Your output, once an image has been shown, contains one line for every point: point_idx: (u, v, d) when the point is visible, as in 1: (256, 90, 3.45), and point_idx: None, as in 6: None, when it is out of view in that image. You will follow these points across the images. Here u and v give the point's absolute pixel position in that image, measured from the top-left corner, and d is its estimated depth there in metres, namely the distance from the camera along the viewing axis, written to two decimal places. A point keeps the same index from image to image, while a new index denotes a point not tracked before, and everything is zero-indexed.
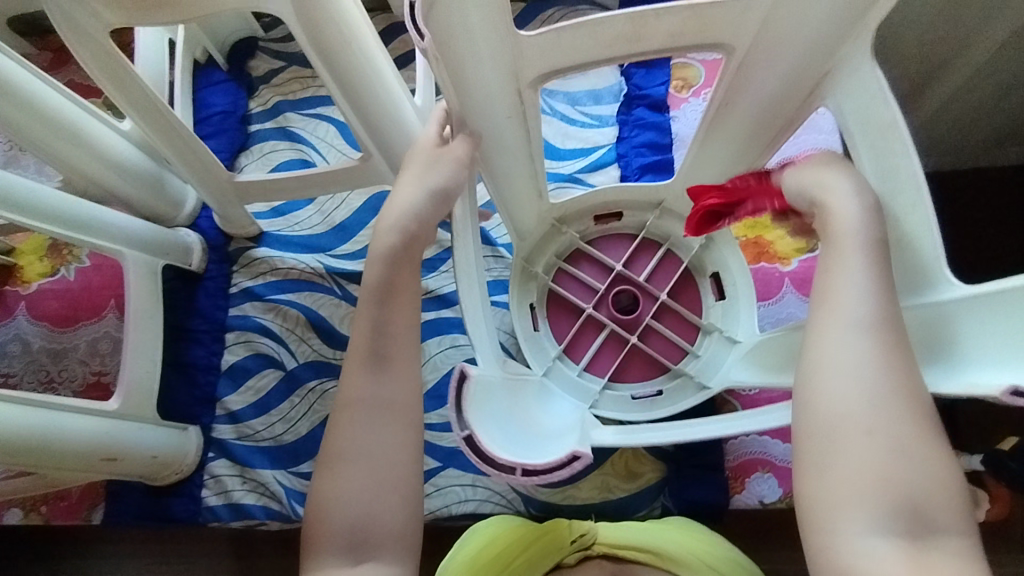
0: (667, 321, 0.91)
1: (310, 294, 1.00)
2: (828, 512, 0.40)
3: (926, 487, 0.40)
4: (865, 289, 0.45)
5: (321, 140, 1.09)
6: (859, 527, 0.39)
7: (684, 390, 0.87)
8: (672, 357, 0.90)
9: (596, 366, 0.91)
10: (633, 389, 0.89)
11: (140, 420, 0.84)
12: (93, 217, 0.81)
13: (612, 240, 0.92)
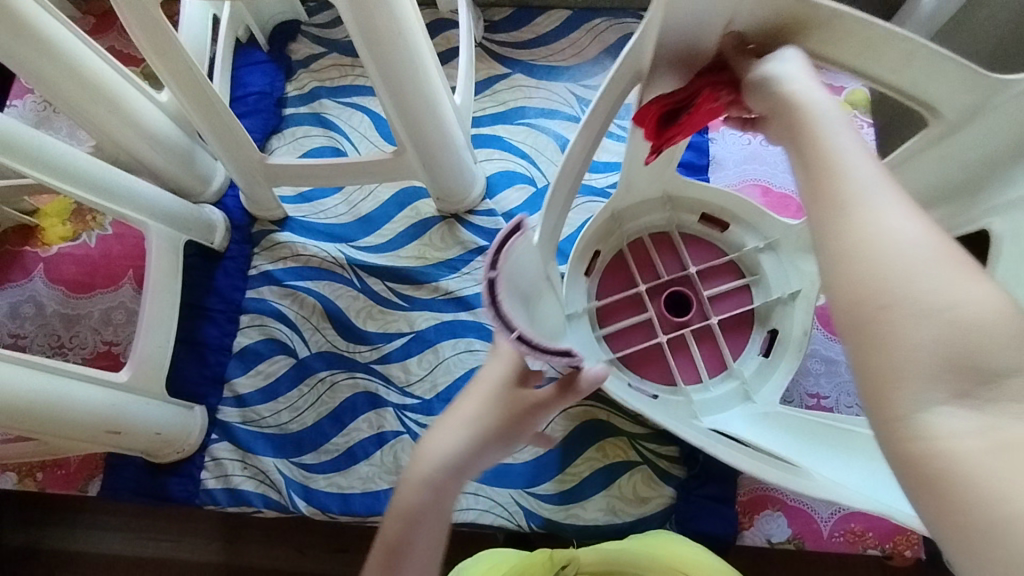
0: (715, 279, 0.90)
1: (330, 284, 0.98)
2: (887, 390, 0.33)
3: (985, 327, 0.32)
4: (853, 141, 0.40)
5: (355, 130, 1.08)
6: (930, 398, 0.32)
7: (782, 352, 0.85)
8: (755, 330, 0.88)
9: (715, 369, 0.87)
10: (750, 353, 0.87)
11: (148, 394, 0.83)
12: (121, 185, 0.80)
13: (609, 276, 0.90)
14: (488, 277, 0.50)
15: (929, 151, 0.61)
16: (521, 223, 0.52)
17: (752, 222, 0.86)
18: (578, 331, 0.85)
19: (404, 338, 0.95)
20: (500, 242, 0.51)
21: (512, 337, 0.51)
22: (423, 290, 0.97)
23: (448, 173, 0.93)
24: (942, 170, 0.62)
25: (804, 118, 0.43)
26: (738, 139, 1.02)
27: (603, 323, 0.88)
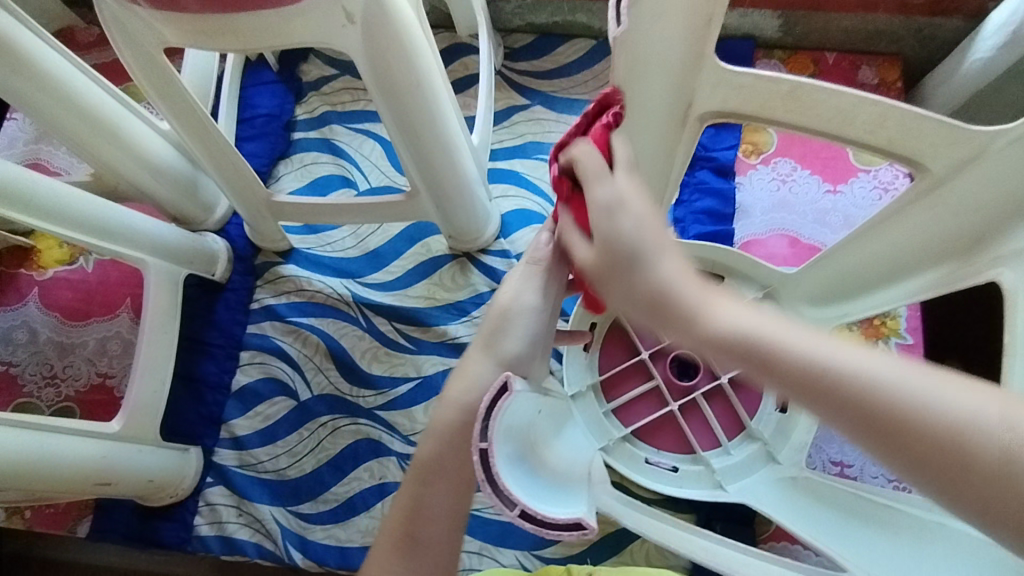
0: None
1: (334, 322, 0.94)
2: None
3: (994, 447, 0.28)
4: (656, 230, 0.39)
5: (365, 158, 1.04)
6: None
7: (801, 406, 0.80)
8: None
9: (730, 429, 0.83)
10: (767, 407, 0.83)
11: (141, 441, 0.80)
12: (118, 223, 0.76)
13: (611, 346, 0.88)
14: (478, 448, 0.42)
15: (921, 203, 0.60)
16: (509, 383, 0.43)
17: (747, 274, 0.84)
18: (584, 407, 0.84)
19: (410, 383, 0.92)
20: (487, 406, 0.43)
21: (515, 513, 0.42)
22: (430, 333, 0.93)
23: (461, 214, 0.88)
24: (935, 224, 0.60)
25: (762, 344, 0.33)
26: (766, 184, 0.98)
27: (610, 397, 0.86)
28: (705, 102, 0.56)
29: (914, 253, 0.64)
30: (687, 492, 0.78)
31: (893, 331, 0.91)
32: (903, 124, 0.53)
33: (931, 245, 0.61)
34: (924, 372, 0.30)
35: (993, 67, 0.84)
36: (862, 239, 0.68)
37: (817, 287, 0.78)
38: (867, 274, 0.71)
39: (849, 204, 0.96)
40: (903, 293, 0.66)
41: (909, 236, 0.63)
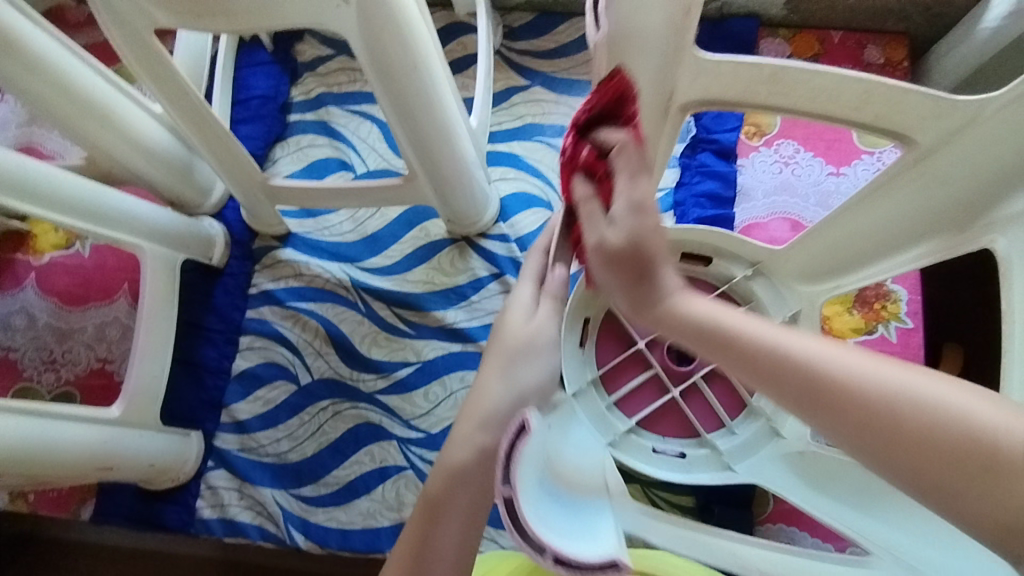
0: None
1: (333, 306, 0.94)
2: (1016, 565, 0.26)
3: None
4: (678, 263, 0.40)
5: (362, 140, 1.02)
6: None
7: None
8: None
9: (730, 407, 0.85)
10: None
11: (143, 426, 0.80)
12: (113, 208, 0.76)
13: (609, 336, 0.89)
14: (504, 497, 0.42)
15: (907, 175, 0.60)
16: (527, 423, 0.43)
17: (735, 253, 0.86)
18: (585, 404, 0.83)
19: (410, 367, 0.91)
20: (507, 449, 0.43)
21: (549, 558, 0.41)
22: (429, 318, 0.93)
23: (460, 198, 0.88)
24: (922, 197, 0.60)
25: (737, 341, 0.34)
26: (769, 167, 0.97)
27: (609, 389, 0.86)
28: (707, 85, 0.55)
29: (900, 227, 0.64)
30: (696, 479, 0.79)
31: (894, 315, 0.91)
32: (890, 98, 0.54)
33: (917, 218, 0.62)
34: (908, 366, 0.30)
35: (1003, 34, 0.82)
36: (850, 213, 0.69)
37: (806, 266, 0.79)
38: (856, 254, 0.71)
39: (852, 186, 0.95)
40: (892, 265, 0.67)
41: (896, 209, 0.63)
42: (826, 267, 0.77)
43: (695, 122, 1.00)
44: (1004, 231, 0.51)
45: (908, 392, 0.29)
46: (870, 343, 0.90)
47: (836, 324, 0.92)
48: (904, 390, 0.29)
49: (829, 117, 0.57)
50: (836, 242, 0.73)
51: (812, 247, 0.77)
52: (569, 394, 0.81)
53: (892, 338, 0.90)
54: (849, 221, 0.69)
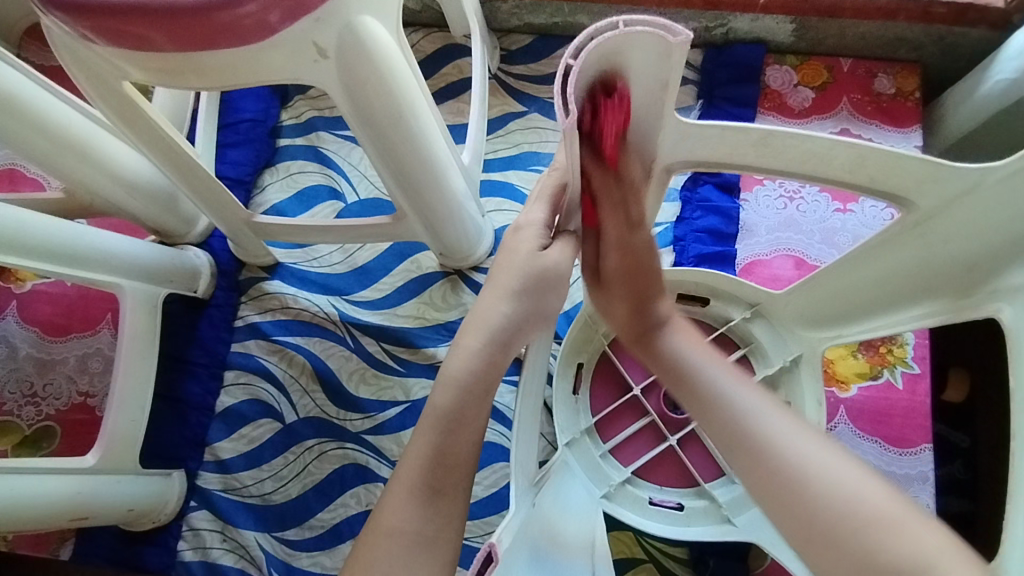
0: None
1: (320, 341, 0.92)
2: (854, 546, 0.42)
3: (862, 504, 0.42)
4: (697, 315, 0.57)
5: (354, 168, 0.99)
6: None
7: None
8: None
9: None
10: None
11: (120, 471, 0.78)
12: (90, 248, 0.74)
13: (602, 383, 0.87)
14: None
15: (907, 235, 0.57)
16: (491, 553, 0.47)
17: (734, 293, 0.82)
18: (580, 454, 0.82)
19: (399, 406, 0.89)
20: None
21: None
22: (420, 355, 0.90)
23: (452, 234, 0.85)
24: (924, 255, 0.57)
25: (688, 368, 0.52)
26: (772, 202, 0.94)
27: (604, 436, 0.84)
28: (694, 147, 0.53)
29: (902, 282, 0.60)
30: (693, 533, 0.76)
31: (900, 360, 0.88)
32: (884, 164, 0.50)
33: (922, 277, 0.58)
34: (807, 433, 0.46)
35: (1019, 86, 0.78)
36: (849, 266, 0.65)
37: (802, 311, 0.76)
38: (854, 307, 0.69)
39: (859, 224, 0.92)
40: (896, 320, 0.63)
41: (898, 266, 0.60)
42: (822, 315, 0.74)
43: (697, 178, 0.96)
44: (1012, 300, 0.48)
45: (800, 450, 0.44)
46: (873, 389, 0.88)
47: (839, 368, 0.89)
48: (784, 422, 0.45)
49: (835, 180, 0.55)
50: (832, 292, 0.70)
51: (806, 295, 0.74)
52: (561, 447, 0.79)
53: (898, 384, 0.87)
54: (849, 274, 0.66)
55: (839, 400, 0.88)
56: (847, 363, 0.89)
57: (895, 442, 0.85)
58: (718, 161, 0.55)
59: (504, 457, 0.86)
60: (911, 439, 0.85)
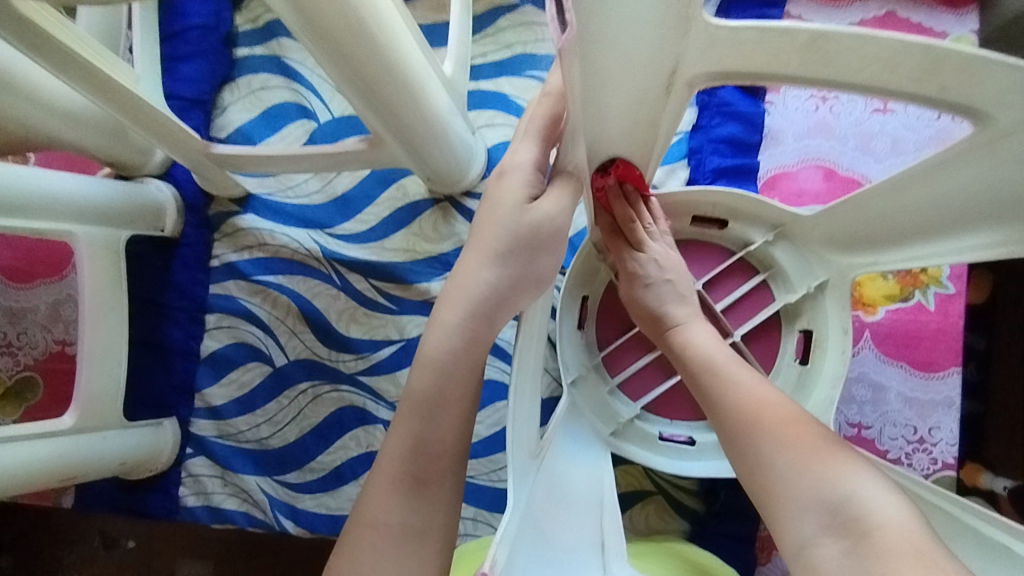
0: (729, 286, 0.78)
1: (304, 279, 0.85)
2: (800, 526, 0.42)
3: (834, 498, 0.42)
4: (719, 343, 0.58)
5: (324, 80, 0.87)
6: (806, 533, 0.42)
7: (821, 359, 0.73)
8: (784, 334, 0.77)
9: None
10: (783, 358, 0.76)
11: (105, 427, 0.75)
12: (29, 194, 0.66)
13: (609, 316, 0.81)
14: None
15: (976, 153, 0.48)
16: None
17: (754, 214, 0.73)
18: (585, 392, 0.76)
19: (393, 346, 0.83)
20: None
21: None
22: (412, 291, 0.84)
23: (438, 158, 0.75)
24: (995, 176, 0.48)
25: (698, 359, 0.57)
26: (802, 104, 0.83)
27: (612, 372, 0.79)
28: (722, 56, 0.42)
29: (958, 206, 0.52)
30: (706, 470, 0.73)
31: (934, 279, 0.81)
32: (963, 68, 0.40)
33: (988, 201, 0.50)
34: (790, 420, 0.48)
35: None
36: (890, 191, 0.57)
37: (834, 235, 0.68)
38: (898, 231, 0.60)
39: (900, 126, 0.81)
40: (948, 250, 0.56)
41: (963, 189, 0.51)
42: (856, 239, 0.66)
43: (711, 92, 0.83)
44: None
45: (772, 440, 0.47)
46: (902, 311, 0.81)
47: (866, 291, 0.82)
48: (755, 416, 0.49)
49: (897, 89, 0.44)
50: (872, 216, 0.61)
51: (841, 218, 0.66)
52: (567, 386, 0.74)
53: (929, 305, 0.81)
54: (898, 196, 0.57)
55: (863, 324, 0.82)
56: (876, 288, 0.82)
57: (921, 367, 0.80)
58: (753, 71, 0.44)
59: (506, 396, 0.82)
60: (939, 363, 0.80)
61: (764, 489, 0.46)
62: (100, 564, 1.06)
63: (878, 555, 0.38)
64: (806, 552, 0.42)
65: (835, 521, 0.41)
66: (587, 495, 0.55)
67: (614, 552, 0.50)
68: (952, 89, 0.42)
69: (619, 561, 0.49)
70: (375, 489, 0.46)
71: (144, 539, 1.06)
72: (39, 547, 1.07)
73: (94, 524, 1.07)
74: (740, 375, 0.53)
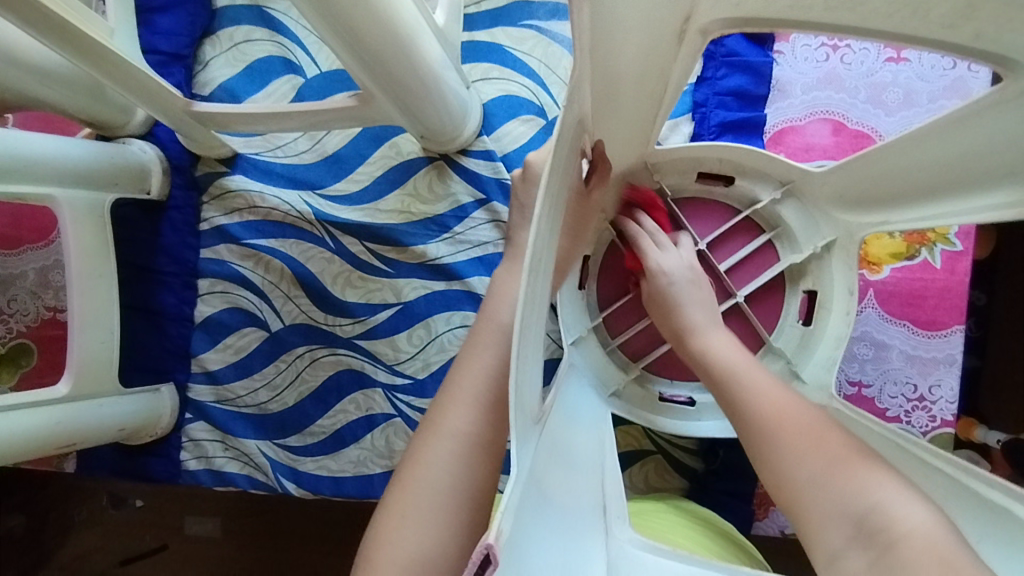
0: (734, 246, 0.76)
1: (297, 242, 0.83)
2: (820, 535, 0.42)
3: (860, 496, 0.42)
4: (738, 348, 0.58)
5: (310, 32, 0.83)
6: (833, 545, 0.41)
7: (825, 321, 0.72)
8: (789, 296, 0.75)
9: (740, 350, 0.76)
10: (788, 320, 0.75)
11: (101, 394, 0.74)
12: (7, 157, 0.64)
13: (610, 278, 0.79)
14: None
15: (1004, 109, 0.45)
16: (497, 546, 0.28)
17: (763, 172, 0.71)
18: (585, 352, 0.76)
19: (391, 309, 0.82)
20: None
21: None
22: (408, 254, 0.82)
23: (432, 115, 0.72)
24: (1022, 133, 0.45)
25: (718, 363, 0.57)
26: (811, 53, 0.79)
27: (613, 334, 0.79)
28: None
29: (980, 164, 0.50)
30: (706, 432, 0.73)
31: (941, 237, 0.79)
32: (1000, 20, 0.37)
33: (1011, 159, 0.47)
34: (811, 427, 0.48)
35: None
36: (911, 143, 0.55)
37: (847, 193, 0.66)
38: (912, 188, 0.58)
39: (914, 76, 0.78)
40: (960, 211, 0.54)
41: (989, 147, 0.48)
42: (869, 197, 0.64)
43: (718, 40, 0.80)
44: None
45: (786, 445, 0.47)
46: (908, 269, 0.80)
47: (871, 249, 0.81)
48: (774, 426, 0.48)
49: (923, 41, 0.41)
50: (888, 173, 0.59)
51: (856, 175, 0.63)
52: (566, 348, 0.73)
53: (936, 263, 0.79)
54: (920, 150, 0.55)
55: (867, 282, 0.81)
56: (887, 248, 0.80)
57: (924, 325, 0.79)
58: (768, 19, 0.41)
59: None
60: (943, 321, 0.79)
61: (789, 502, 0.45)
62: (111, 523, 1.09)
63: (902, 564, 0.37)
64: (835, 562, 0.41)
65: (859, 533, 0.40)
66: (593, 465, 0.55)
67: (615, 516, 0.51)
68: (983, 43, 0.39)
69: (620, 525, 0.50)
70: (445, 406, 0.53)
71: (152, 499, 1.08)
72: (48, 508, 1.09)
73: (101, 485, 1.08)
74: (754, 382, 0.53)
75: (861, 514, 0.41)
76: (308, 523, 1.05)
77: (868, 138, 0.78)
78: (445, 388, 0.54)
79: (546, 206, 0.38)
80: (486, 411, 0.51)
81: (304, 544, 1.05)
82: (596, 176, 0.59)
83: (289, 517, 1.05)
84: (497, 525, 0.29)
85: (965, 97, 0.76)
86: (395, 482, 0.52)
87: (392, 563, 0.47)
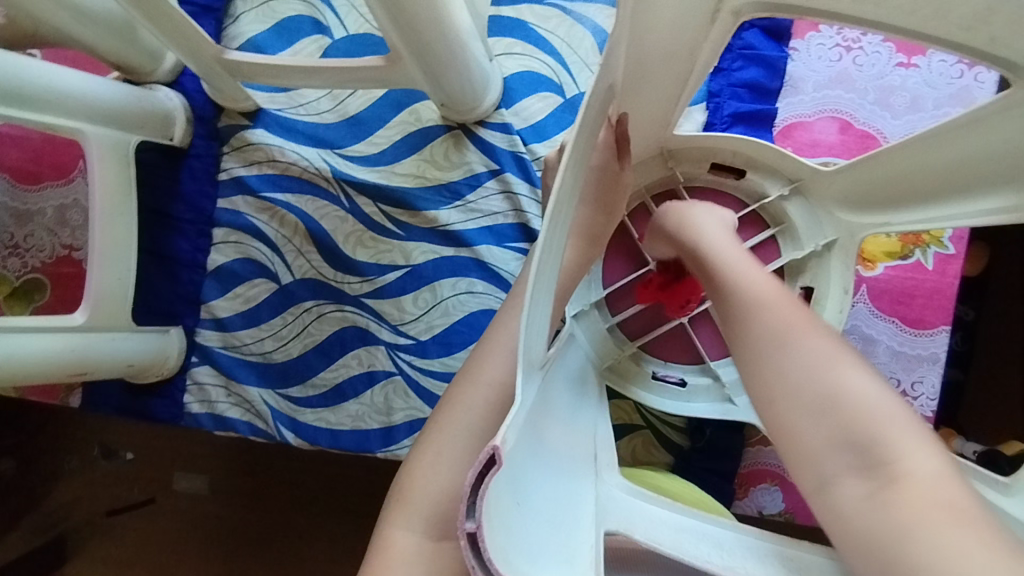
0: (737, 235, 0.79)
1: (312, 200, 0.85)
2: (817, 463, 0.44)
3: (875, 427, 0.43)
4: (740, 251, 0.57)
5: None
6: (829, 471, 0.44)
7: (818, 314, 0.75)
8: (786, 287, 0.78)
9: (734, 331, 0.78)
10: None
11: (114, 328, 0.77)
12: (41, 86, 0.66)
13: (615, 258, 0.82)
14: (465, 531, 0.31)
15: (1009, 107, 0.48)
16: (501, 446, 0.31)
17: (773, 166, 0.73)
18: (588, 326, 0.78)
19: (400, 271, 0.84)
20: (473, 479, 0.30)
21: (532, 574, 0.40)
22: (420, 219, 0.84)
23: (456, 83, 0.74)
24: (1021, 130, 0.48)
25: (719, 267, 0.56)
26: (825, 52, 0.82)
27: (613, 310, 0.81)
28: None
29: (981, 164, 0.53)
30: (695, 409, 0.76)
31: (935, 240, 0.82)
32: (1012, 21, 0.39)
33: (1008, 159, 0.50)
34: (817, 340, 0.47)
35: None
36: (916, 146, 0.58)
37: (848, 188, 0.69)
38: (913, 184, 0.61)
39: (921, 81, 0.80)
40: (959, 212, 0.57)
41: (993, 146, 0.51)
42: (871, 191, 0.66)
43: (737, 33, 0.82)
44: None
45: (794, 360, 0.47)
46: (901, 269, 0.83)
47: (868, 247, 0.84)
48: (784, 340, 0.48)
49: (933, 38, 0.44)
50: (891, 169, 0.62)
51: (861, 169, 0.66)
52: (569, 317, 0.75)
53: (928, 265, 0.82)
54: (924, 150, 0.57)
55: (861, 278, 0.84)
56: (888, 249, 0.83)
57: (912, 323, 0.82)
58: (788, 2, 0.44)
59: None
60: (931, 321, 0.82)
61: (783, 419, 0.46)
62: (101, 473, 1.11)
63: (905, 502, 0.40)
64: (829, 488, 0.44)
65: (862, 462, 0.42)
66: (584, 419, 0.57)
67: (604, 465, 0.53)
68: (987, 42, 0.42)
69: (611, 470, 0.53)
70: (482, 358, 0.54)
71: (143, 451, 1.10)
72: (43, 452, 1.11)
73: (95, 434, 1.10)
74: (759, 287, 0.52)
75: (870, 445, 0.42)
76: (295, 480, 1.07)
77: (872, 137, 0.80)
78: (484, 343, 0.55)
79: (570, 164, 0.40)
80: (492, 357, 0.54)
81: (290, 500, 1.07)
82: (623, 153, 0.60)
83: (277, 473, 1.08)
84: (503, 434, 0.32)
85: (968, 105, 0.78)
86: (430, 426, 0.53)
87: (425, 499, 0.49)
